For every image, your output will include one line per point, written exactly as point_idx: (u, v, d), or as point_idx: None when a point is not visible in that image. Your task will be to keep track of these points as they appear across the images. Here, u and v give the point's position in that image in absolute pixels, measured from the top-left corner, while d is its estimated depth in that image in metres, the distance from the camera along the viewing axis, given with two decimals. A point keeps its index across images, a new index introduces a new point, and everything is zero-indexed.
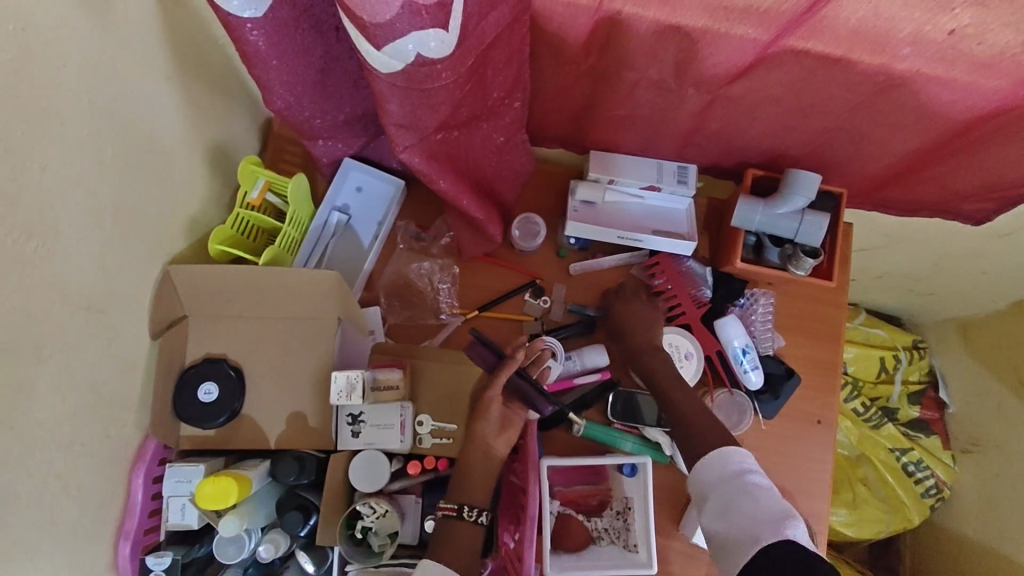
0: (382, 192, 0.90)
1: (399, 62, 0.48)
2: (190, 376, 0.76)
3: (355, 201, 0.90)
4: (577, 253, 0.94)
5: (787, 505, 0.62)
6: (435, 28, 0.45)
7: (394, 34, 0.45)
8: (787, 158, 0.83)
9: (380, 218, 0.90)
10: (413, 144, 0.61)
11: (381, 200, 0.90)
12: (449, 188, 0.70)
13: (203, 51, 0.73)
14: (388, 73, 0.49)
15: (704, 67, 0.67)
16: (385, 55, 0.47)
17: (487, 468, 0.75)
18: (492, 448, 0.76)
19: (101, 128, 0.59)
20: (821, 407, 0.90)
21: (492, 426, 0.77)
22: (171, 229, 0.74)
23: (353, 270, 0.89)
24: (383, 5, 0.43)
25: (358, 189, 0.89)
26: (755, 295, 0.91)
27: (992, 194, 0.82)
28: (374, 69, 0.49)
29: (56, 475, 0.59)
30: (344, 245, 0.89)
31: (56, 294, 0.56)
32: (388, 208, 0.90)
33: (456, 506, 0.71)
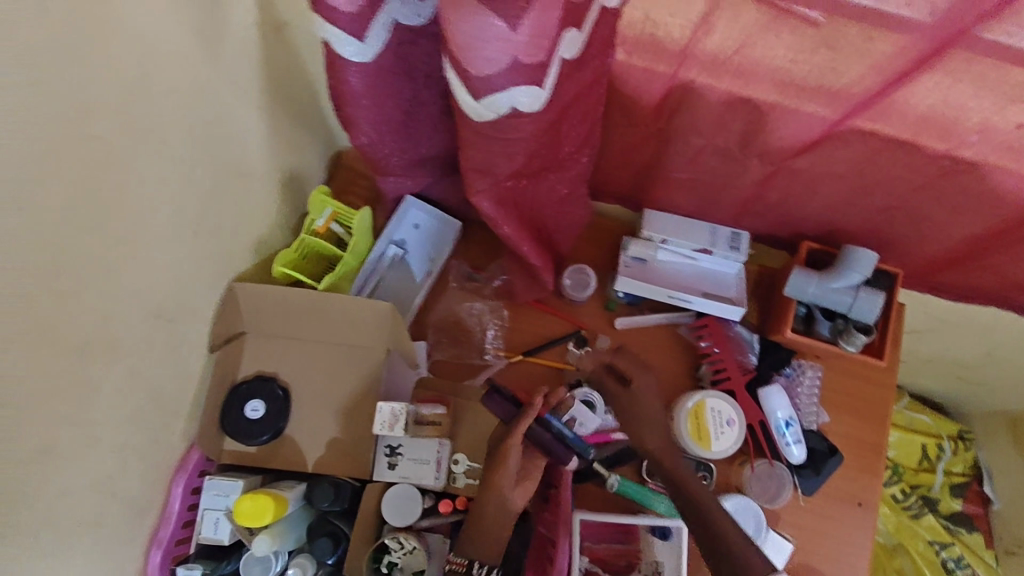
0: (439, 231, 0.93)
1: (491, 113, 0.50)
2: (240, 393, 0.78)
3: (413, 237, 0.93)
4: (623, 307, 0.95)
5: None
6: (527, 85, 0.48)
7: (490, 87, 0.48)
8: (843, 233, 0.84)
9: (434, 256, 0.93)
10: (486, 189, 0.63)
11: (437, 238, 0.93)
12: (511, 236, 0.72)
13: (291, 85, 0.78)
14: (479, 120, 0.51)
15: (772, 138, 0.68)
16: (479, 105, 0.50)
17: (502, 521, 0.70)
18: (507, 500, 0.71)
19: (199, 150, 0.63)
20: (863, 489, 0.87)
21: (509, 475, 0.72)
22: (241, 249, 0.78)
23: (405, 303, 0.91)
24: (490, 63, 0.45)
25: (415, 226, 0.93)
26: (801, 367, 0.90)
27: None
28: (466, 114, 0.52)
29: (107, 476, 0.61)
30: (398, 278, 0.92)
31: (136, 300, 0.59)
32: (442, 247, 0.93)
33: (465, 562, 0.69)
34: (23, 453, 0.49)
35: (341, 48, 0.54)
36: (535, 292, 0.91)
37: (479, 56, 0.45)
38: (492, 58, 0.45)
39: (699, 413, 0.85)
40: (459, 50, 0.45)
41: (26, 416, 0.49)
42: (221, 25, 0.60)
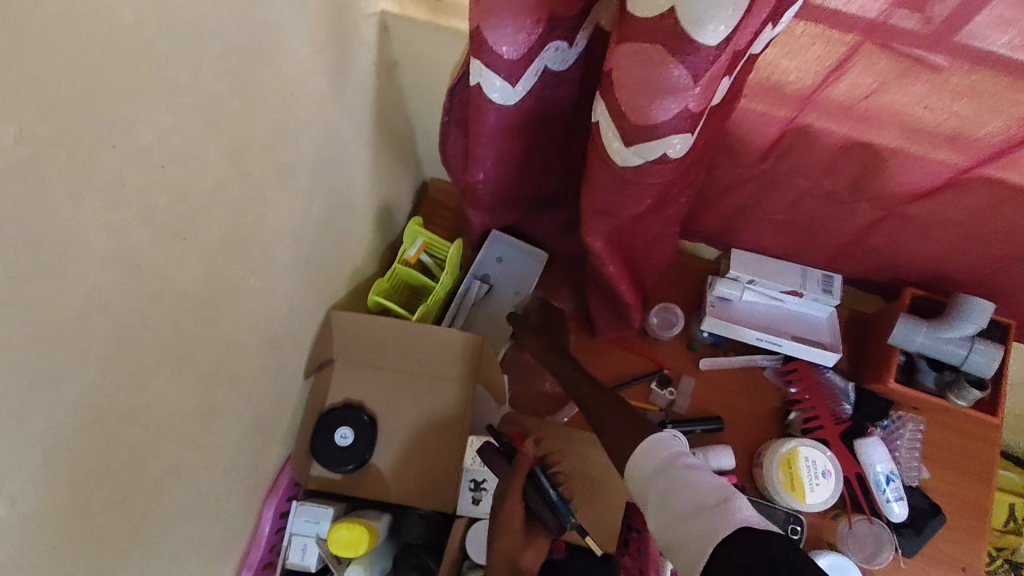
0: (522, 264, 0.92)
1: (639, 159, 0.53)
2: (326, 420, 0.78)
3: (496, 270, 0.92)
4: (707, 348, 0.93)
5: (726, 485, 0.49)
6: (680, 134, 0.50)
7: (643, 136, 0.51)
8: (949, 281, 0.80)
9: (518, 290, 0.92)
10: (603, 228, 0.65)
11: (521, 272, 0.92)
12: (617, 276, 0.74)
13: (395, 120, 0.80)
14: (624, 164, 0.54)
15: (888, 183, 0.67)
16: (628, 151, 0.53)
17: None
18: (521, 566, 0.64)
19: (320, 182, 0.65)
20: (966, 553, 0.82)
21: (514, 538, 0.65)
22: (340, 276, 0.79)
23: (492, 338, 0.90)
24: (662, 111, 0.48)
25: (499, 259, 0.92)
26: (902, 419, 0.85)
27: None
28: (611, 157, 0.55)
29: (216, 497, 0.62)
30: (484, 312, 0.91)
31: (257, 325, 0.61)
32: (527, 280, 0.92)
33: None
34: (158, 472, 0.51)
35: (489, 94, 0.56)
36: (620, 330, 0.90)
37: (653, 105, 0.48)
38: (665, 108, 0.48)
39: (792, 461, 0.81)
40: (635, 98, 0.48)
41: (164, 437, 0.50)
42: (350, 64, 0.63)
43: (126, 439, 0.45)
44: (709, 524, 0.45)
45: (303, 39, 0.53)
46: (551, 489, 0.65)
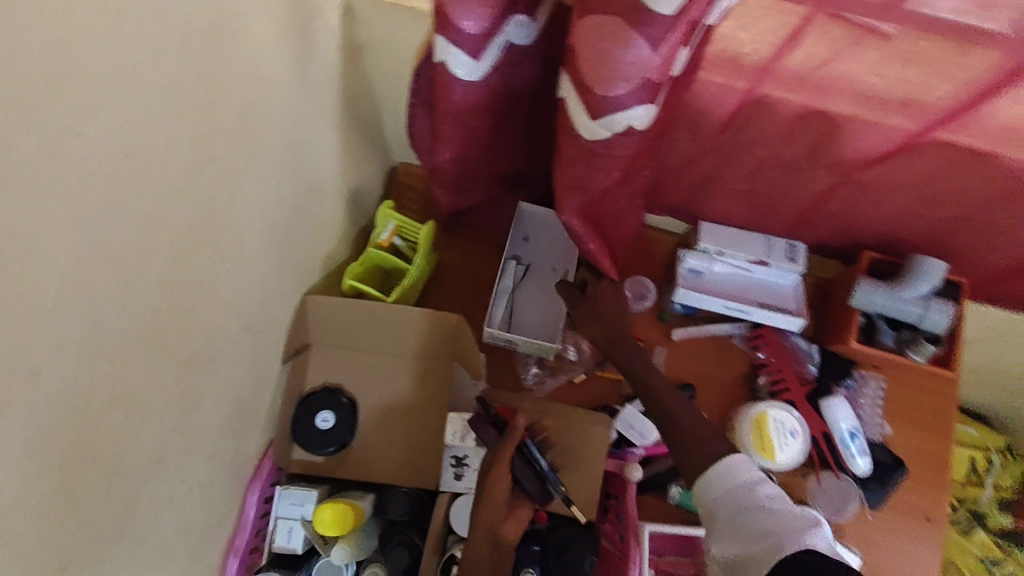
0: (551, 236, 0.93)
1: (606, 133, 0.55)
2: (307, 403, 0.79)
3: (527, 250, 0.92)
4: (679, 319, 0.95)
5: (806, 514, 0.54)
6: (644, 105, 0.52)
7: (608, 109, 0.52)
8: (905, 244, 0.84)
9: (556, 265, 0.92)
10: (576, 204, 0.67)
11: (553, 243, 0.93)
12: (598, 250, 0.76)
13: (362, 103, 0.80)
14: (591, 137, 0.56)
15: (844, 150, 0.69)
16: (595, 125, 0.54)
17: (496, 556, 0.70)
18: (499, 533, 0.70)
19: (289, 166, 0.65)
20: (929, 503, 0.87)
21: (497, 508, 0.70)
22: (313, 261, 0.79)
23: (546, 316, 0.89)
24: (623, 85, 0.50)
25: (525, 239, 0.93)
26: (864, 379, 0.89)
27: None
28: (578, 130, 0.56)
29: (199, 483, 0.62)
30: (529, 291, 0.91)
31: (234, 311, 0.61)
32: (563, 251, 0.92)
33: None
34: (141, 459, 0.51)
35: (455, 70, 0.56)
36: None
37: (614, 79, 0.49)
38: (626, 80, 0.50)
39: (761, 424, 0.85)
40: (597, 71, 0.50)
41: (145, 423, 0.51)
42: (314, 45, 0.62)
43: (106, 426, 0.46)
44: (778, 544, 0.51)
45: (265, 19, 0.53)
46: (539, 461, 0.73)
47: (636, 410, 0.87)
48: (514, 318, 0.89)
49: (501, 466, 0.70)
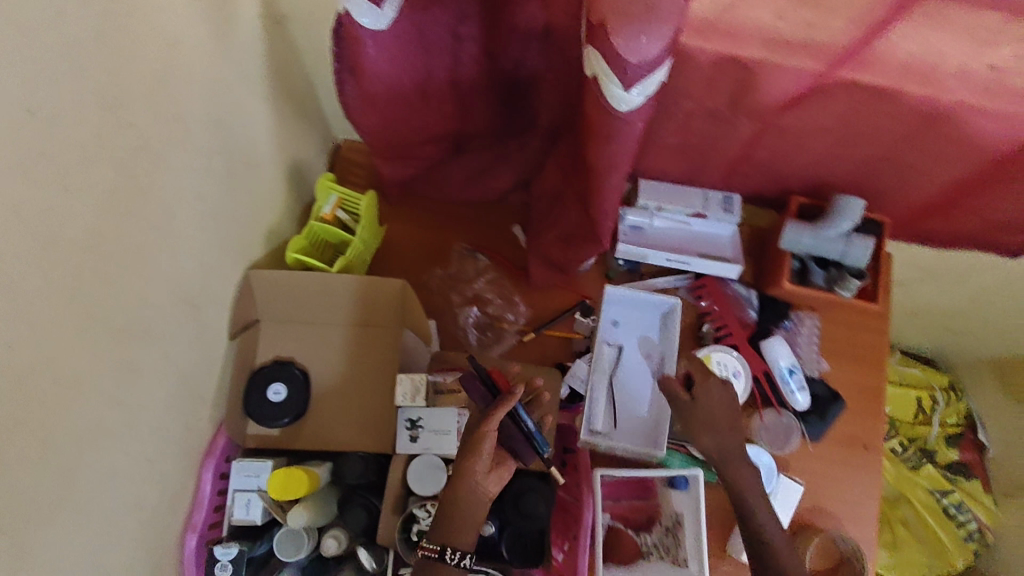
0: (644, 318, 0.92)
1: (639, 99, 0.57)
2: (260, 376, 0.80)
3: (617, 334, 0.91)
4: (625, 275, 0.97)
5: None
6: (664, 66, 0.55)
7: (641, 74, 0.54)
8: (831, 187, 0.87)
9: (648, 350, 0.90)
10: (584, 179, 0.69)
11: (643, 325, 0.91)
12: (610, 208, 0.73)
13: (294, 77, 0.80)
14: (628, 110, 0.58)
15: (761, 96, 0.72)
16: (626, 94, 0.56)
17: (475, 509, 0.68)
18: (481, 488, 0.69)
19: (217, 138, 0.65)
20: (868, 433, 0.91)
21: (483, 464, 0.69)
22: (254, 236, 0.79)
23: (646, 412, 0.87)
24: (644, 48, 0.52)
25: (614, 322, 0.92)
26: (800, 319, 0.94)
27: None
28: (614, 108, 0.58)
29: (147, 458, 0.63)
30: (629, 380, 0.89)
31: (168, 284, 0.61)
32: (652, 333, 0.91)
33: (437, 547, 0.66)
34: (78, 429, 0.52)
35: (359, 19, 0.57)
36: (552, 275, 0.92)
37: (636, 43, 0.52)
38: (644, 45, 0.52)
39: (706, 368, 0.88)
40: (621, 40, 0.52)
41: (76, 394, 0.51)
42: (232, 13, 0.62)
43: (32, 395, 0.46)
44: None
45: None
46: (527, 423, 0.72)
47: (582, 363, 0.91)
48: (619, 421, 0.87)
49: (490, 427, 0.68)
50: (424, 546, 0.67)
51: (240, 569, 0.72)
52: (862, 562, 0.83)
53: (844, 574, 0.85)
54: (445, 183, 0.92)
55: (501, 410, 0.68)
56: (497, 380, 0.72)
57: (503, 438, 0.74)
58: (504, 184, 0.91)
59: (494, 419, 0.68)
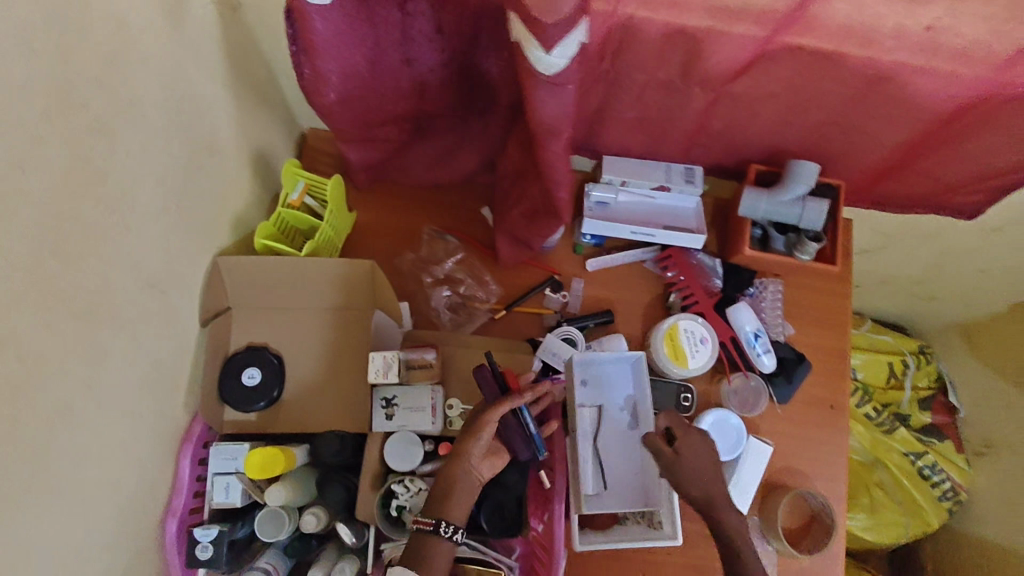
0: (610, 374, 0.89)
1: (562, 60, 0.58)
2: (235, 361, 0.81)
3: (585, 395, 0.88)
4: (593, 250, 0.99)
5: None
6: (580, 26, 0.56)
7: (559, 35, 0.55)
8: (787, 154, 0.90)
9: (621, 402, 0.88)
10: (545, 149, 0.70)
11: (611, 382, 0.89)
12: (562, 173, 0.74)
13: (253, 65, 0.81)
14: (549, 72, 0.59)
15: (709, 64, 0.74)
16: (550, 58, 0.57)
17: (467, 487, 0.72)
18: (474, 470, 0.72)
19: (174, 124, 0.66)
20: (835, 393, 0.94)
21: (479, 448, 0.73)
22: (221, 224, 0.80)
23: (632, 465, 0.86)
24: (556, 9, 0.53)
25: (582, 383, 0.88)
26: (763, 284, 0.96)
27: (980, 187, 0.90)
28: (537, 70, 0.59)
29: (120, 441, 0.64)
30: (607, 437, 0.87)
31: (132, 268, 0.62)
32: (624, 386, 0.89)
33: (432, 520, 0.69)
34: (46, 408, 0.53)
35: None
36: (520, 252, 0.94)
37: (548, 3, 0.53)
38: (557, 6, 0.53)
39: (673, 336, 0.90)
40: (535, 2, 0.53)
41: (42, 375, 0.52)
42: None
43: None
44: None
45: None
46: (529, 426, 0.76)
47: (557, 338, 0.91)
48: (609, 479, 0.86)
49: (492, 418, 0.72)
50: (419, 517, 0.70)
51: (221, 549, 0.73)
52: (831, 517, 0.87)
53: (816, 529, 0.90)
54: (411, 167, 0.94)
55: (506, 408, 0.72)
56: (508, 380, 0.75)
57: (501, 429, 0.78)
58: (471, 164, 0.94)
59: (497, 413, 0.72)
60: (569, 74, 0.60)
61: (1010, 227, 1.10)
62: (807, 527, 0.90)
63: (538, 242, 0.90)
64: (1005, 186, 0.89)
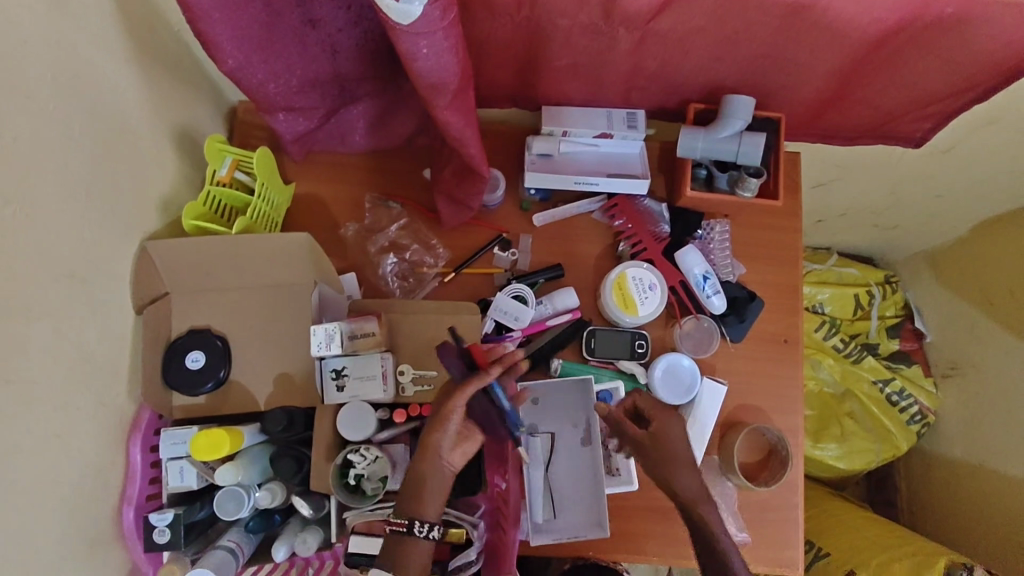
0: (562, 395, 0.89)
1: (416, 6, 0.54)
2: (178, 346, 0.80)
3: (537, 415, 0.90)
4: (540, 205, 0.98)
5: None
6: None
7: None
8: (725, 90, 0.88)
9: (575, 420, 0.89)
10: (448, 104, 0.68)
11: (564, 403, 0.89)
12: (459, 129, 0.71)
13: (160, 39, 0.77)
14: (409, 21, 0.56)
15: (629, 3, 0.71)
16: (401, 4, 0.54)
17: (439, 482, 0.70)
18: (445, 463, 0.70)
19: (69, 106, 0.63)
20: (789, 327, 0.95)
21: (447, 440, 0.70)
22: (144, 208, 0.78)
23: (586, 485, 0.87)
24: None
25: (534, 401, 0.89)
26: (710, 226, 0.96)
27: (924, 113, 0.89)
28: (395, 21, 0.56)
29: (55, 435, 0.63)
30: (559, 463, 0.89)
31: (38, 260, 0.60)
32: (577, 407, 0.89)
33: (406, 521, 0.68)
34: None
35: None
36: (461, 213, 0.92)
37: None
38: None
39: (622, 284, 0.91)
40: None
41: None
42: None
43: None
44: None
45: None
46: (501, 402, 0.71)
47: (507, 296, 0.91)
48: (559, 498, 0.87)
49: (456, 405, 0.68)
50: (392, 517, 0.68)
51: (178, 531, 0.74)
52: (787, 449, 0.89)
53: (772, 462, 0.92)
54: (346, 135, 0.91)
55: (470, 391, 0.68)
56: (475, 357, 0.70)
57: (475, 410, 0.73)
58: (406, 128, 0.90)
59: (459, 399, 0.68)
60: (432, 19, 0.57)
61: (960, 147, 1.09)
62: (764, 460, 0.92)
63: (478, 201, 0.90)
64: (951, 109, 0.88)
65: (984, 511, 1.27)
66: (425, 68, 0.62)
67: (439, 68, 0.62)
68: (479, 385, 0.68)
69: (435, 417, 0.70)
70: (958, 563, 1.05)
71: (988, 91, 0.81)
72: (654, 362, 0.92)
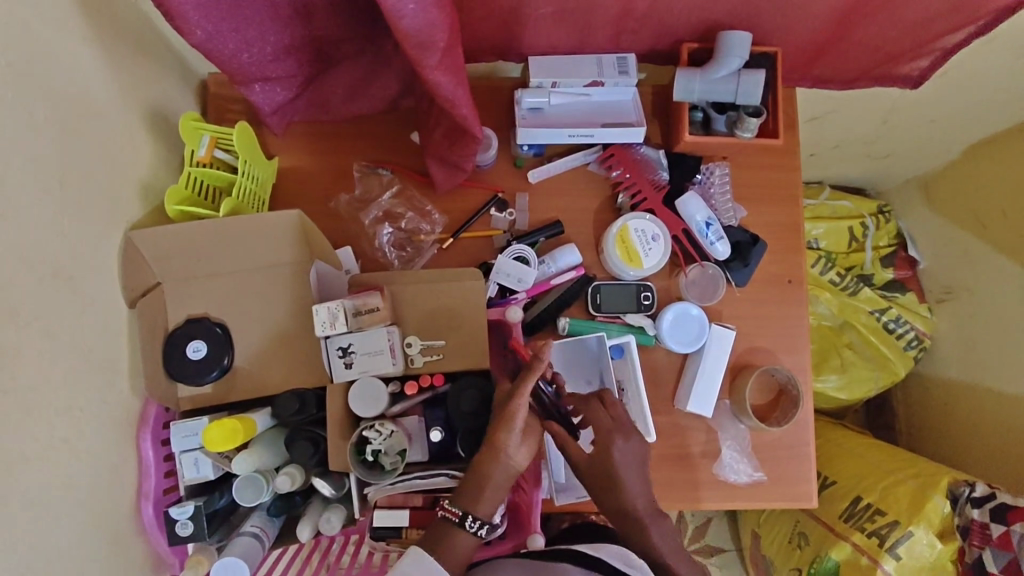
0: (576, 355, 0.88)
1: None
2: (176, 337, 0.77)
3: None
4: (534, 161, 0.95)
5: None
6: None
7: None
8: (719, 28, 0.84)
9: (589, 376, 0.89)
10: (437, 63, 0.64)
11: (576, 364, 0.89)
12: (450, 90, 0.68)
13: (120, 13, 0.72)
14: None
15: None
16: None
17: (501, 480, 0.69)
18: (511, 460, 0.69)
19: (30, 93, 0.59)
20: (792, 267, 0.94)
21: (515, 437, 0.70)
22: (124, 196, 0.74)
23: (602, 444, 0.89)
24: None
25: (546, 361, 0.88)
26: (710, 169, 0.94)
27: (926, 46, 0.86)
28: None
29: (63, 439, 0.61)
30: None
31: (19, 260, 0.57)
32: (590, 367, 0.89)
33: (458, 511, 0.68)
34: None
35: None
36: (453, 175, 0.88)
37: None
38: None
39: (625, 237, 0.89)
40: None
41: None
42: None
43: None
44: None
45: None
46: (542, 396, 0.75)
47: (509, 257, 0.89)
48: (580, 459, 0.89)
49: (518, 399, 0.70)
50: (446, 505, 0.68)
51: (201, 522, 0.73)
52: (797, 388, 0.90)
53: (783, 400, 0.93)
54: (327, 101, 0.86)
55: (524, 386, 0.70)
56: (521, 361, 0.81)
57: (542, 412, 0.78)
58: (389, 91, 0.85)
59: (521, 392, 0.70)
60: None
61: (956, 69, 1.06)
62: (774, 400, 0.94)
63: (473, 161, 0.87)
64: (954, 41, 0.84)
65: (980, 429, 1.30)
66: (411, 26, 0.58)
67: (426, 25, 0.59)
68: (537, 370, 0.71)
69: (503, 414, 0.70)
70: (960, 480, 1.09)
71: (997, 20, 0.78)
72: (660, 312, 0.92)
